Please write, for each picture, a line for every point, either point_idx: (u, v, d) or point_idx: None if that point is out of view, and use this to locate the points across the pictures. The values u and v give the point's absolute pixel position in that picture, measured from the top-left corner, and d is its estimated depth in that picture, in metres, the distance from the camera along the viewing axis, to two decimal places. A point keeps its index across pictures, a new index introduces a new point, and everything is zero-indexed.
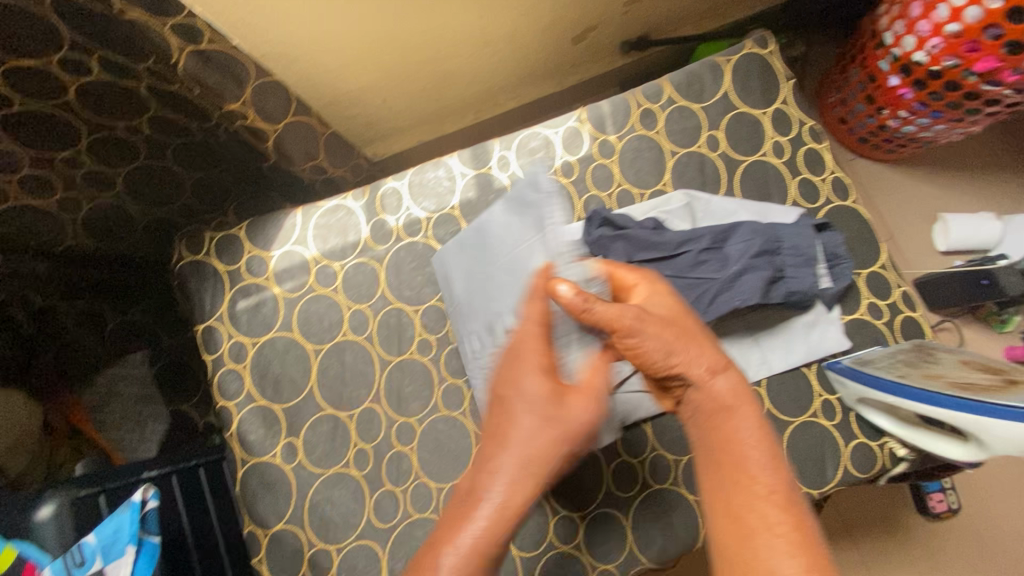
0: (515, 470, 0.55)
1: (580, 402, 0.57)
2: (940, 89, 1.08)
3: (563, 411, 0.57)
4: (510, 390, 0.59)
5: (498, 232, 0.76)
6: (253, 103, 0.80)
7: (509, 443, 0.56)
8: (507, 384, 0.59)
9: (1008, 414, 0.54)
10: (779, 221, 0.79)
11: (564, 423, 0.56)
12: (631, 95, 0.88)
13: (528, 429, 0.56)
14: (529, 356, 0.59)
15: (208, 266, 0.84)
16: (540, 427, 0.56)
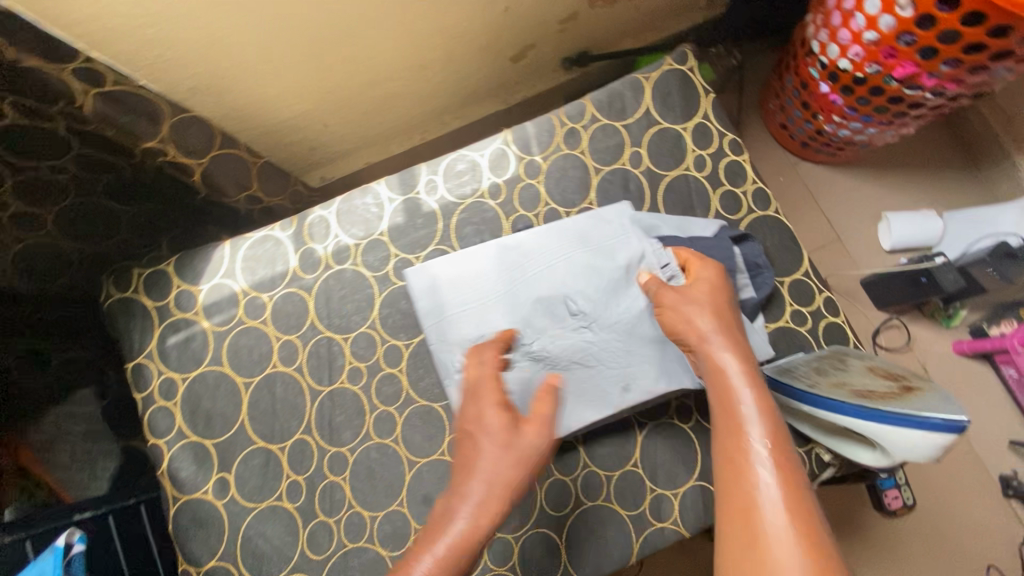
0: (472, 493, 0.60)
1: (528, 429, 0.63)
2: (867, 94, 1.10)
3: (512, 437, 0.62)
4: (471, 424, 0.65)
5: (513, 260, 0.81)
6: (171, 139, 0.82)
7: (476, 476, 0.61)
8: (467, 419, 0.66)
9: (900, 422, 0.55)
10: (699, 235, 0.82)
11: (512, 451, 0.62)
12: (555, 116, 0.90)
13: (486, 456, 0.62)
14: (483, 392, 0.66)
15: (137, 303, 0.83)
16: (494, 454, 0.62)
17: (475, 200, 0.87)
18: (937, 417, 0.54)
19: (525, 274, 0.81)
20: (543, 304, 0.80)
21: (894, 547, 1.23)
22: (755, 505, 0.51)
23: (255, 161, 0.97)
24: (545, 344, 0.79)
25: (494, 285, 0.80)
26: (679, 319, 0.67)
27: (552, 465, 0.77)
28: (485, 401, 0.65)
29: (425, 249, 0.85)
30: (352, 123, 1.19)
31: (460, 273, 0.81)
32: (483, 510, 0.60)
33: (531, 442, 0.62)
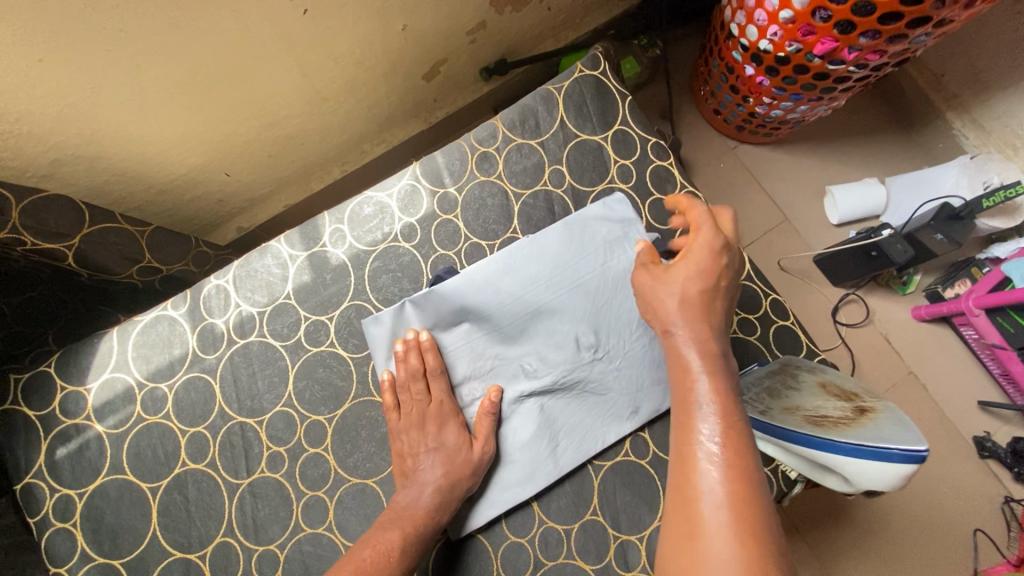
0: (429, 493, 0.65)
1: (478, 444, 0.70)
2: (791, 73, 1.06)
3: (461, 451, 0.69)
4: (414, 443, 0.69)
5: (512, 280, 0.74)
6: (29, 225, 0.72)
7: (428, 477, 0.66)
8: (411, 439, 0.69)
9: (854, 453, 0.50)
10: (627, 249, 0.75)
11: (463, 464, 0.68)
12: (464, 140, 0.82)
13: (438, 463, 0.67)
14: (434, 413, 0.70)
15: (17, 416, 0.73)
16: (444, 465, 0.67)
17: (388, 244, 0.79)
18: (894, 448, 0.49)
19: (521, 311, 0.74)
20: (552, 342, 0.74)
21: (882, 527, 1.19)
22: (692, 510, 0.43)
23: (143, 232, 0.86)
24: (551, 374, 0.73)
25: (498, 310, 0.74)
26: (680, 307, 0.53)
27: (506, 528, 0.71)
28: (434, 423, 0.70)
29: (339, 306, 0.77)
30: (258, 168, 1.09)
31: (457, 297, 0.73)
32: (438, 507, 0.65)
33: (479, 456, 0.69)
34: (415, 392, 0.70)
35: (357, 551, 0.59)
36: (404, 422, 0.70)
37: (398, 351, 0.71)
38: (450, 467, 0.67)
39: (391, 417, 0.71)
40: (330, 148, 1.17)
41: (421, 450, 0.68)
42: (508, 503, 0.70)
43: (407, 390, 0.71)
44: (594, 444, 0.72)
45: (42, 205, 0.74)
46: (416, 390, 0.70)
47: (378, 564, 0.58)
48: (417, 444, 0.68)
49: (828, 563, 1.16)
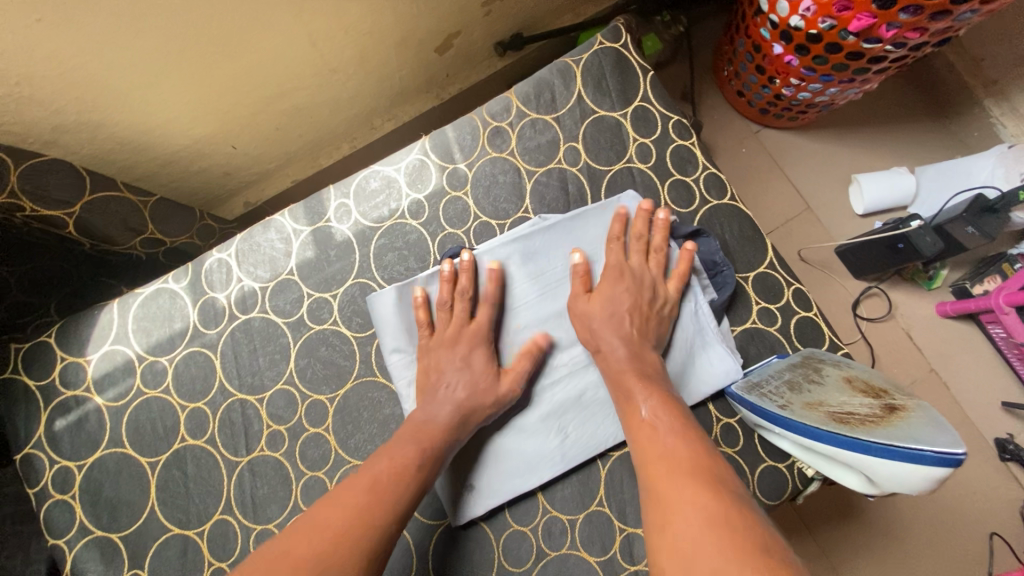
0: (450, 409, 0.64)
1: (507, 379, 0.68)
2: (823, 52, 1.00)
3: (490, 376, 0.67)
4: (440, 361, 0.68)
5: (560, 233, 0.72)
6: (28, 190, 0.70)
7: (446, 401, 0.65)
8: (441, 356, 0.68)
9: (882, 453, 0.47)
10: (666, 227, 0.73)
11: (488, 391, 0.66)
12: (477, 114, 0.79)
13: (466, 383, 0.66)
14: (470, 333, 0.69)
15: (17, 385, 0.72)
16: (469, 386, 0.66)
17: (395, 222, 0.76)
18: (927, 449, 0.45)
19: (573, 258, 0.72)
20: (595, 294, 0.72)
21: (895, 527, 1.15)
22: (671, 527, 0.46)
23: (147, 203, 0.84)
24: None
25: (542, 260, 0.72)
26: (588, 335, 0.68)
27: (509, 516, 0.69)
28: (466, 342, 0.68)
29: (343, 284, 0.74)
30: (265, 141, 1.06)
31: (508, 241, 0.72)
32: (458, 424, 0.64)
33: (506, 390, 0.67)
34: (459, 308, 0.69)
35: (372, 465, 0.58)
36: (436, 341, 0.69)
37: (437, 272, 0.70)
38: (475, 390, 0.66)
39: (424, 334, 0.70)
40: (339, 122, 1.14)
41: (449, 368, 0.67)
42: (509, 494, 0.68)
43: (448, 308, 0.70)
44: (605, 438, 0.69)
45: (45, 168, 0.72)
46: (459, 308, 0.69)
47: (395, 476, 0.57)
48: (443, 362, 0.67)
49: (837, 562, 1.12)
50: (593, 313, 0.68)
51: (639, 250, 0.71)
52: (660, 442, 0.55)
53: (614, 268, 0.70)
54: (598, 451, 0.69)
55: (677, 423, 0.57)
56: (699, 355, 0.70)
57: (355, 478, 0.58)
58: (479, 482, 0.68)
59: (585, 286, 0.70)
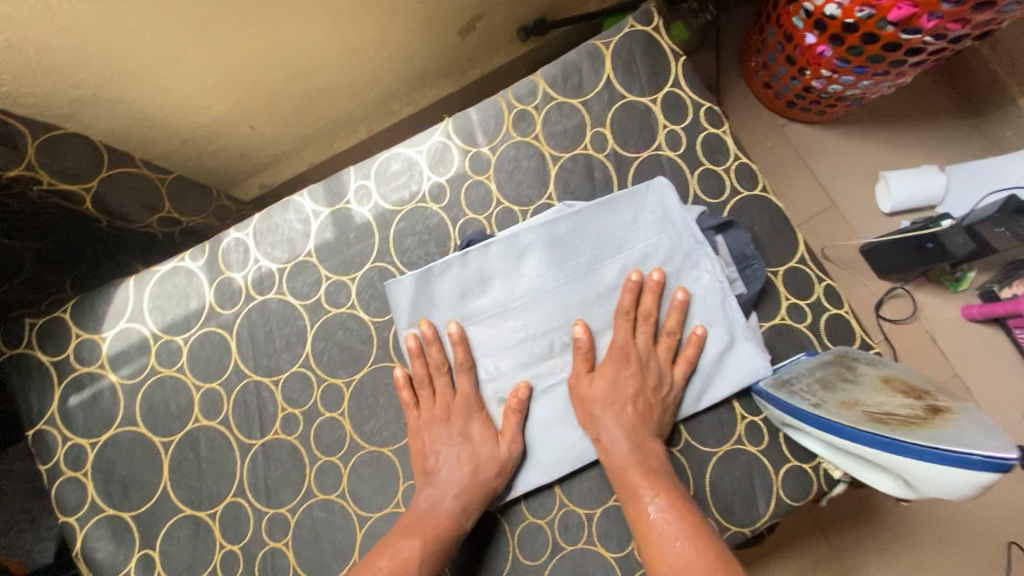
0: (451, 499, 0.62)
1: (505, 440, 0.66)
2: (858, 43, 0.97)
3: (488, 448, 0.65)
4: (437, 439, 0.66)
5: (580, 229, 0.69)
6: (43, 163, 0.68)
7: (450, 484, 0.63)
8: (434, 435, 0.66)
9: (925, 456, 0.45)
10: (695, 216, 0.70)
11: (488, 460, 0.64)
12: (502, 97, 0.77)
13: (466, 460, 0.64)
14: (459, 406, 0.67)
15: (30, 360, 0.71)
16: (468, 462, 0.64)
17: (415, 205, 0.74)
18: (976, 453, 0.43)
19: (594, 257, 0.69)
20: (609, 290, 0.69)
21: (912, 533, 1.11)
22: None
23: (164, 179, 0.83)
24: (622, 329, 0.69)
25: (549, 274, 0.69)
26: (589, 419, 0.65)
27: (526, 508, 0.67)
28: (458, 420, 0.67)
29: (361, 268, 0.73)
30: (283, 122, 1.05)
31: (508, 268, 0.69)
32: (461, 511, 0.62)
33: (507, 454, 0.65)
34: (439, 384, 0.68)
35: (374, 560, 0.58)
36: (424, 416, 0.67)
37: (410, 345, 0.68)
38: (476, 463, 0.64)
39: (411, 414, 0.68)
40: (357, 105, 1.12)
41: (445, 446, 0.65)
42: (527, 486, 0.66)
43: (427, 383, 0.68)
44: None
45: (60, 141, 0.70)
46: (439, 383, 0.68)
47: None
48: (438, 440, 0.66)
49: (851, 566, 1.10)
50: (595, 397, 0.65)
51: (644, 329, 0.67)
52: (671, 555, 0.54)
53: (619, 351, 0.66)
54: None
55: (689, 524, 0.55)
56: (726, 352, 0.67)
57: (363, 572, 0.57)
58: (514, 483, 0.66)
59: (587, 364, 0.67)
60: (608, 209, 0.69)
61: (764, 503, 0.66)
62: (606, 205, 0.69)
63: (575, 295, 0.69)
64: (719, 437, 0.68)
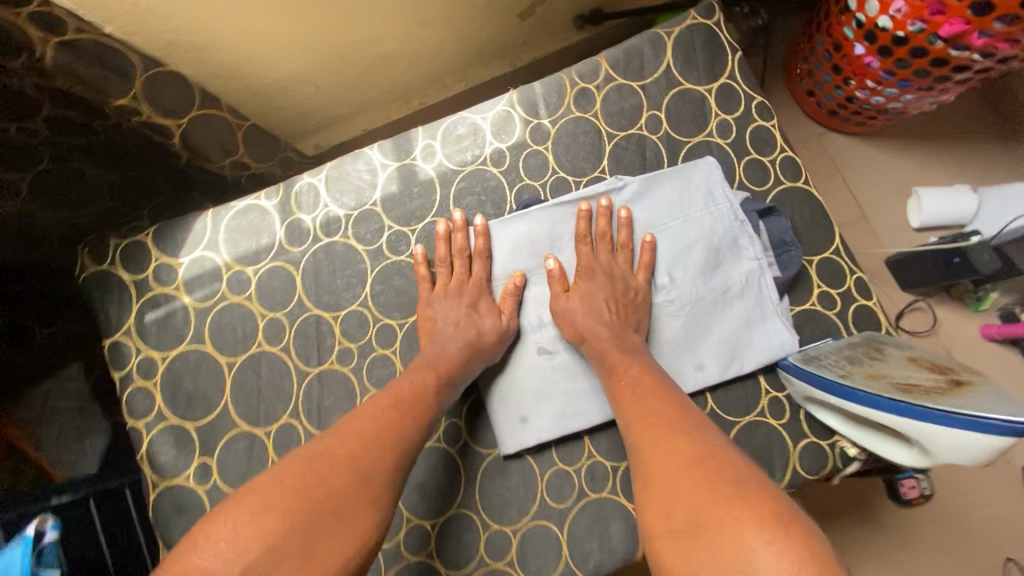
0: (458, 346, 0.69)
1: (505, 316, 0.73)
2: (907, 56, 1.00)
3: (489, 321, 0.71)
4: (445, 309, 0.72)
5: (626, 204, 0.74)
6: (145, 96, 0.75)
7: (452, 343, 0.69)
8: (445, 307, 0.72)
9: (944, 420, 0.49)
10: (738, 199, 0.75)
11: (488, 330, 0.71)
12: (565, 74, 0.81)
13: (468, 326, 0.70)
14: (471, 286, 0.74)
15: (113, 277, 0.77)
16: (470, 324, 0.70)
17: (476, 167, 0.79)
18: (994, 418, 0.47)
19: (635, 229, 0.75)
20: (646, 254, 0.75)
21: (912, 538, 1.14)
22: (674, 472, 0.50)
23: (241, 125, 0.89)
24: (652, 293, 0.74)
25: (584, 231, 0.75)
26: (572, 327, 0.69)
27: (556, 455, 0.72)
28: (470, 293, 0.73)
29: (422, 221, 0.78)
30: (346, 85, 1.10)
31: (551, 223, 0.75)
32: (467, 360, 0.68)
33: (507, 325, 0.72)
34: (456, 267, 0.74)
35: (393, 387, 0.64)
36: (438, 293, 0.73)
37: (441, 230, 0.74)
38: (479, 328, 0.70)
39: (426, 289, 0.74)
40: (416, 76, 1.17)
41: (451, 312, 0.72)
42: (558, 429, 0.71)
43: (447, 264, 0.74)
44: None
45: (163, 79, 0.77)
46: (458, 264, 0.74)
47: (415, 397, 0.63)
48: (446, 309, 0.72)
49: (848, 563, 1.13)
50: (570, 310, 0.70)
51: (606, 248, 0.74)
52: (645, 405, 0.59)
53: (586, 267, 0.73)
54: (583, 427, 0.71)
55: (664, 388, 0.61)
56: (757, 326, 0.72)
57: (372, 402, 0.62)
58: (524, 397, 0.72)
59: (562, 285, 0.72)
60: (657, 191, 0.74)
61: (781, 473, 0.70)
62: (654, 184, 0.74)
63: (555, 225, 0.75)
64: (743, 408, 0.72)
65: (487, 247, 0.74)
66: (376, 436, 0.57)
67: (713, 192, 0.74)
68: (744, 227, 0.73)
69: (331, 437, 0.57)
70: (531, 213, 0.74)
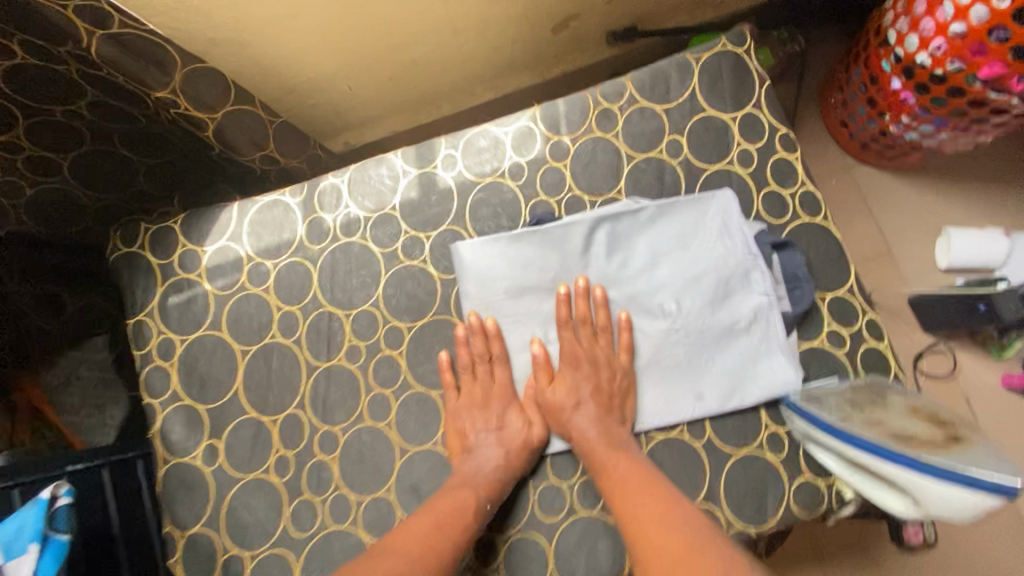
0: (489, 469, 0.69)
1: (534, 427, 0.73)
2: (943, 94, 0.98)
3: (520, 435, 0.72)
4: (475, 423, 0.72)
5: (636, 232, 0.74)
6: (184, 90, 0.77)
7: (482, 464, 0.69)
8: (473, 419, 0.73)
9: (939, 476, 0.49)
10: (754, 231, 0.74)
11: (520, 445, 0.71)
12: (590, 93, 0.82)
13: (498, 443, 0.70)
14: (497, 393, 0.74)
15: (141, 259, 0.81)
16: (501, 445, 0.70)
17: (495, 179, 0.80)
18: (988, 479, 0.47)
19: (645, 259, 0.74)
20: (654, 286, 0.74)
21: None
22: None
23: (273, 121, 0.92)
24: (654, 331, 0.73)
25: (591, 262, 0.74)
26: (559, 423, 0.72)
27: (550, 470, 0.73)
28: (496, 404, 0.73)
29: (437, 228, 0.80)
30: (378, 87, 1.13)
31: (560, 248, 0.74)
32: (497, 481, 0.69)
33: (535, 438, 0.72)
34: (481, 374, 0.74)
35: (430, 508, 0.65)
36: (465, 402, 0.73)
37: (461, 335, 0.74)
38: (509, 449, 0.71)
39: (452, 397, 0.74)
40: (446, 82, 1.19)
41: (481, 428, 0.72)
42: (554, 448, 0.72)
43: (470, 371, 0.74)
44: (662, 420, 0.72)
45: (202, 74, 0.78)
46: (480, 372, 0.74)
47: (452, 516, 0.64)
48: (476, 424, 0.72)
49: None
50: (552, 401, 0.72)
51: (588, 333, 0.74)
52: (633, 503, 0.62)
53: (568, 356, 0.73)
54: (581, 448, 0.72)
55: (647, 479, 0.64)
56: (762, 362, 0.71)
57: (411, 523, 0.64)
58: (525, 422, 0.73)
59: (547, 375, 0.74)
60: (668, 222, 0.74)
61: (774, 509, 0.69)
62: (666, 214, 0.74)
63: (564, 249, 0.74)
64: (741, 440, 0.72)
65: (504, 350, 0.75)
66: (415, 560, 0.59)
67: (727, 223, 0.74)
68: (756, 260, 0.72)
69: (367, 565, 0.58)
70: (520, 304, 0.75)
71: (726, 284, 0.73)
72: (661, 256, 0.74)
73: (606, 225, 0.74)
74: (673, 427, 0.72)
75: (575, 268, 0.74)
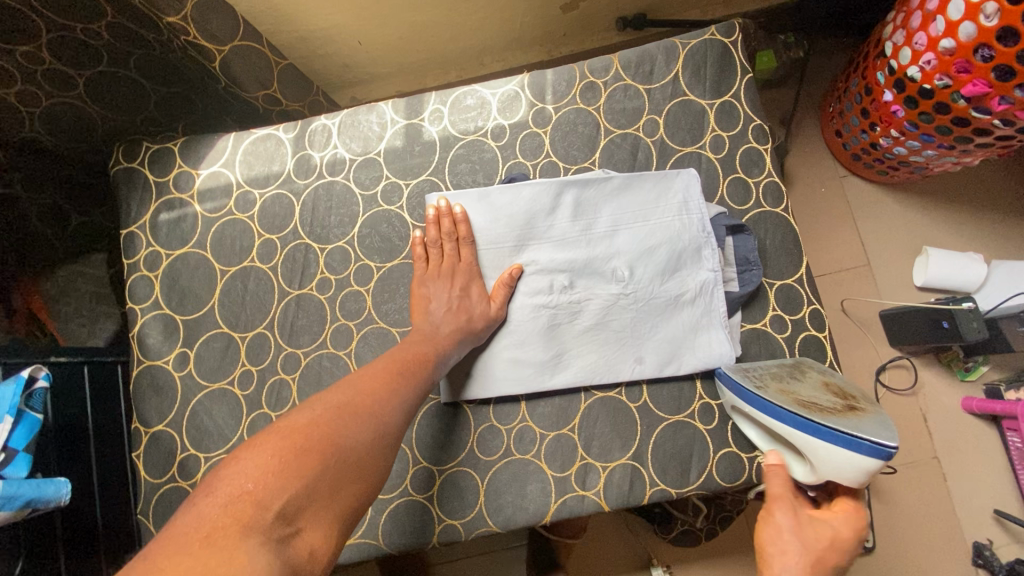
0: (444, 331, 0.72)
1: (493, 304, 0.76)
2: (931, 110, 1.00)
3: (479, 307, 0.75)
4: (435, 291, 0.75)
5: (601, 199, 0.78)
6: (194, 19, 0.81)
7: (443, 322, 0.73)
8: (435, 287, 0.75)
9: (836, 439, 0.55)
10: (714, 214, 0.79)
11: (479, 316, 0.74)
12: (578, 66, 0.86)
13: (455, 310, 0.73)
14: (460, 268, 0.77)
15: (139, 175, 0.86)
16: (458, 312, 0.73)
17: (477, 138, 0.84)
18: (868, 440, 0.54)
19: (606, 226, 0.78)
20: (611, 252, 0.78)
21: None
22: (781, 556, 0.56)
23: (279, 63, 0.96)
24: (606, 292, 0.77)
25: (556, 223, 0.78)
26: None
27: (492, 413, 0.77)
28: (460, 277, 0.76)
29: (417, 177, 0.84)
30: (387, 46, 1.17)
31: (529, 204, 0.78)
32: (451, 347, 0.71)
33: (496, 313, 0.76)
34: (446, 249, 0.77)
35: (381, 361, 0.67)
36: (431, 272, 0.76)
37: (430, 216, 0.78)
38: (466, 316, 0.73)
39: (420, 267, 0.78)
40: (455, 50, 1.23)
41: (440, 297, 0.75)
42: (499, 391, 0.76)
43: (438, 247, 0.77)
44: (602, 375, 0.76)
45: (211, 4, 0.82)
46: (446, 248, 0.77)
47: (409, 362, 0.67)
48: (436, 292, 0.75)
49: None
50: None
51: None
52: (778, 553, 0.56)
53: None
54: (523, 391, 0.76)
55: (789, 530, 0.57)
56: (702, 334, 0.75)
57: (382, 360, 0.66)
58: (477, 363, 0.77)
59: None
60: (634, 194, 0.78)
61: (695, 474, 0.73)
62: (631, 187, 0.78)
63: (534, 205, 0.78)
64: (674, 407, 0.76)
65: (471, 232, 0.78)
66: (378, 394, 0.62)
67: (688, 203, 0.77)
68: (710, 241, 0.77)
69: (335, 388, 0.61)
70: (483, 253, 0.79)
71: (679, 258, 0.77)
72: (621, 225, 0.78)
73: (574, 187, 0.78)
74: (610, 384, 0.76)
75: (540, 225, 0.78)
